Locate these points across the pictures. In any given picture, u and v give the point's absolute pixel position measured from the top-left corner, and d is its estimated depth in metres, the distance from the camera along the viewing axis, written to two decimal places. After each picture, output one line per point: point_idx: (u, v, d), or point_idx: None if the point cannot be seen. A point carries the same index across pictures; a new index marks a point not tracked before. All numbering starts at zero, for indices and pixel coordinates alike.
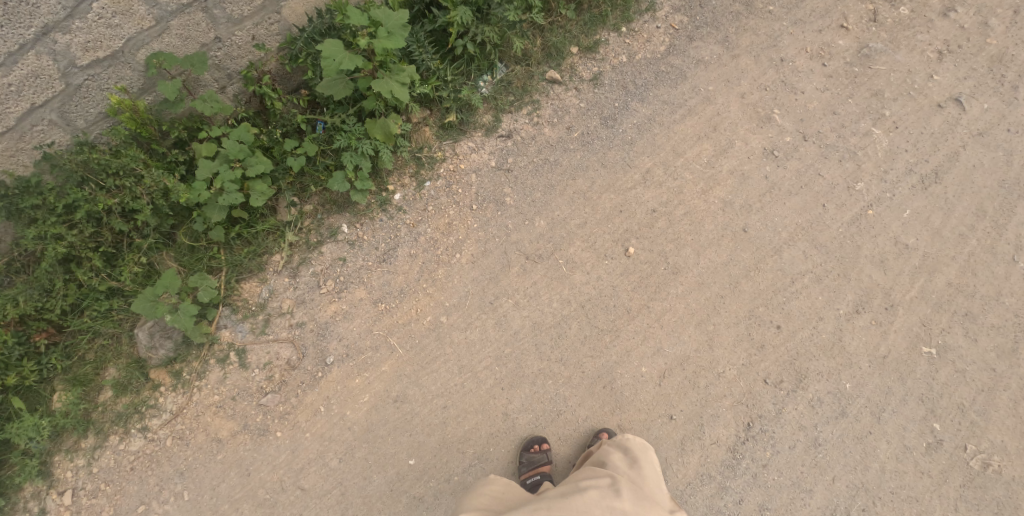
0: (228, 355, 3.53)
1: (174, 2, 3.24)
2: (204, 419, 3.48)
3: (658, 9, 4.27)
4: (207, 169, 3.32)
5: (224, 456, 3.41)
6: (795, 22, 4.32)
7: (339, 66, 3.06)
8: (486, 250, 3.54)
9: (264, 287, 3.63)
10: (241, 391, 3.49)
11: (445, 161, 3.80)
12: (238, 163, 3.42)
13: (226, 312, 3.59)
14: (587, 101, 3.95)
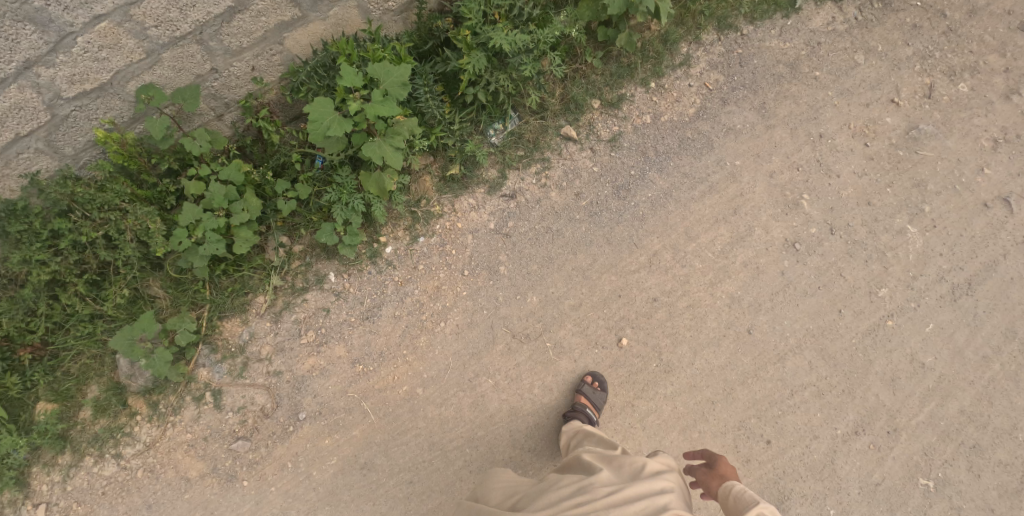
0: (204, 394, 3.47)
1: (166, 35, 3.07)
2: (175, 456, 3.43)
3: (693, 64, 3.95)
4: (189, 217, 3.24)
5: (191, 496, 3.39)
6: (842, 92, 3.96)
7: (325, 130, 2.93)
8: (472, 322, 3.40)
9: (245, 329, 3.55)
10: (213, 433, 3.44)
11: (442, 217, 3.63)
12: (223, 210, 3.34)
13: (206, 351, 3.52)
14: (601, 165, 3.69)
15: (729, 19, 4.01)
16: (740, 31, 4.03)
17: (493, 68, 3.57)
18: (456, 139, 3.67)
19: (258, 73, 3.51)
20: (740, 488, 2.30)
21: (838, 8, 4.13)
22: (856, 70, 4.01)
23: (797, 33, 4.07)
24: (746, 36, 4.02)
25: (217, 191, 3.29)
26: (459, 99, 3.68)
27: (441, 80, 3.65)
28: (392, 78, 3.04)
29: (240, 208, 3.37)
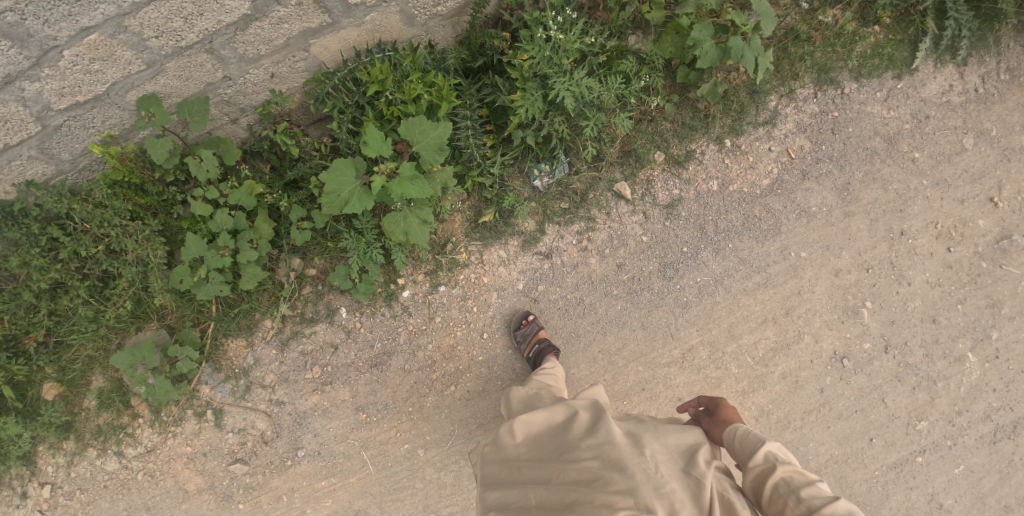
0: (205, 410, 3.33)
1: (168, 45, 2.68)
2: (173, 467, 3.35)
3: (779, 124, 3.48)
4: (191, 252, 2.92)
5: (188, 508, 3.34)
6: (937, 182, 3.48)
7: (343, 205, 2.51)
8: (484, 390, 3.22)
9: (250, 352, 3.37)
10: (212, 449, 3.34)
11: (467, 267, 3.33)
12: (229, 247, 3.00)
13: (209, 369, 3.34)
14: (652, 236, 3.35)
15: (831, 73, 3.52)
16: (841, 88, 3.53)
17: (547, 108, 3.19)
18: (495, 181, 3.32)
19: (277, 80, 3.12)
20: (738, 425, 2.23)
21: (959, 75, 3.54)
22: (960, 157, 3.50)
23: (905, 99, 3.54)
24: (847, 96, 3.53)
25: (225, 223, 2.99)
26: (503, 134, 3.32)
27: (486, 110, 3.25)
28: (429, 141, 2.65)
29: (249, 239, 3.08)
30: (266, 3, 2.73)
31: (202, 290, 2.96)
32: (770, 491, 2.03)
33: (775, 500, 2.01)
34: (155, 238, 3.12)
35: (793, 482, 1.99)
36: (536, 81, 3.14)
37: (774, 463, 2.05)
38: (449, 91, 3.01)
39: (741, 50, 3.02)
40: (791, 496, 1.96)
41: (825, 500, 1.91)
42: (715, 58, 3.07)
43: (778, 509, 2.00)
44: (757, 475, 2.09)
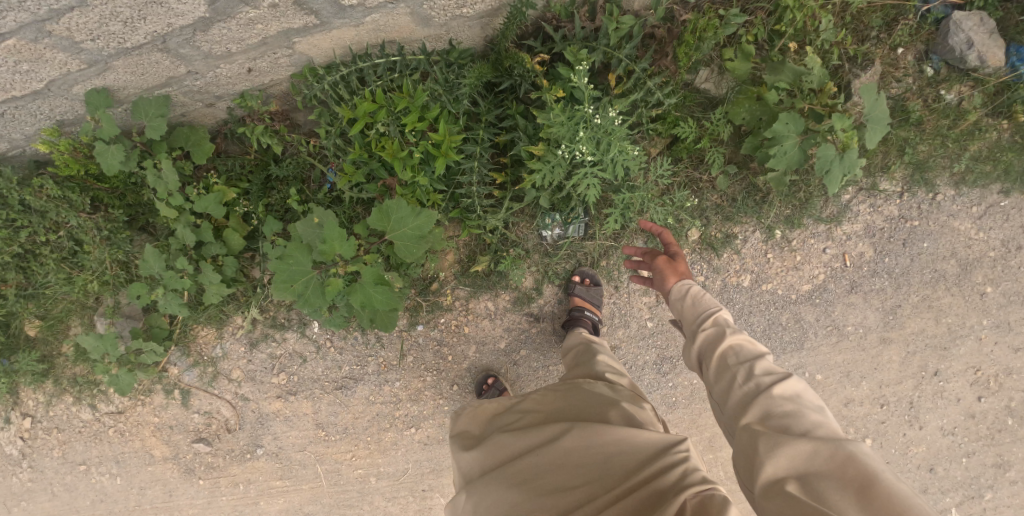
0: (173, 389, 3.25)
1: (111, 45, 2.25)
2: (141, 432, 3.34)
3: (845, 222, 2.98)
4: (150, 269, 2.71)
5: (154, 469, 3.38)
6: (997, 324, 3.01)
7: (298, 298, 2.34)
8: (444, 439, 3.17)
9: (219, 344, 3.22)
10: (179, 424, 3.32)
11: (450, 311, 3.13)
12: (189, 269, 2.76)
13: (177, 353, 3.20)
14: (658, 325, 3.05)
15: (928, 171, 2.92)
16: (934, 192, 2.96)
17: (566, 171, 2.82)
18: (496, 230, 2.98)
19: (257, 73, 2.66)
20: (694, 286, 2.16)
21: None
22: None
23: (1003, 221, 2.96)
24: (937, 204, 2.96)
25: (188, 238, 2.73)
26: (513, 180, 2.99)
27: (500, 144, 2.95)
28: (404, 233, 2.41)
29: (216, 253, 2.84)
30: (229, 4, 2.24)
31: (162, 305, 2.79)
32: (717, 360, 1.90)
33: (721, 370, 1.88)
34: (115, 236, 2.90)
35: (741, 352, 1.86)
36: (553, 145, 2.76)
37: (725, 329, 1.94)
38: (447, 149, 2.68)
39: (829, 162, 2.50)
40: (737, 365, 1.83)
41: (770, 371, 1.77)
42: (795, 161, 2.58)
43: (722, 382, 1.85)
44: (706, 343, 1.96)
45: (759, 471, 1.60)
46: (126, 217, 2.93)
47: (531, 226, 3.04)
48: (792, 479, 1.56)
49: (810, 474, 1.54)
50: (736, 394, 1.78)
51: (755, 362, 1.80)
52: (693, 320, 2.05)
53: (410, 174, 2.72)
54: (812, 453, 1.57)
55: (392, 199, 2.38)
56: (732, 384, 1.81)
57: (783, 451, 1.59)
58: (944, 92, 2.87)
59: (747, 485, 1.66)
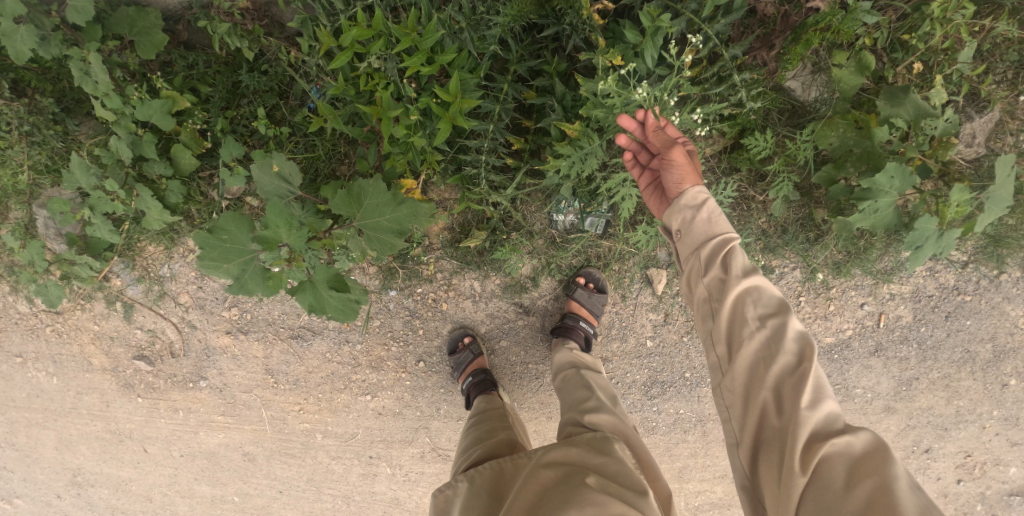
0: (116, 300, 2.75)
1: None
2: (79, 337, 2.83)
3: (895, 281, 2.64)
4: (76, 183, 2.24)
5: (92, 377, 2.90)
6: (1006, 416, 2.78)
7: (233, 285, 2.06)
8: (401, 412, 2.90)
9: (167, 264, 2.71)
10: (121, 337, 2.83)
11: (430, 283, 2.76)
12: (119, 193, 2.28)
13: (120, 264, 2.67)
14: (657, 346, 2.80)
15: (1004, 246, 2.51)
16: (999, 269, 2.58)
17: (599, 161, 2.36)
18: (498, 206, 2.55)
19: None
20: (704, 193, 1.81)
21: None
22: None
23: None
24: (997, 282, 2.61)
25: (123, 152, 2.23)
26: (531, 150, 2.53)
27: (529, 99, 2.45)
28: (376, 224, 2.11)
29: (159, 174, 2.34)
30: None
31: (92, 228, 2.36)
32: (732, 313, 1.67)
33: (735, 328, 1.66)
34: (41, 133, 2.34)
35: (762, 306, 1.64)
36: (584, 131, 2.29)
37: (744, 272, 1.69)
38: (457, 111, 2.17)
39: (924, 238, 2.10)
40: (758, 326, 1.63)
41: (795, 339, 1.61)
42: (885, 222, 2.14)
43: (737, 345, 1.64)
44: (717, 285, 1.70)
45: (790, 471, 1.50)
46: (59, 106, 2.36)
47: (545, 209, 2.62)
48: (823, 477, 1.48)
49: (838, 474, 1.48)
50: (750, 348, 1.62)
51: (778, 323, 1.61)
52: (700, 247, 1.75)
53: (403, 131, 2.24)
54: (841, 446, 1.51)
55: (367, 182, 2.07)
56: (744, 340, 1.63)
57: (818, 451, 1.50)
58: None
59: (766, 475, 1.55)
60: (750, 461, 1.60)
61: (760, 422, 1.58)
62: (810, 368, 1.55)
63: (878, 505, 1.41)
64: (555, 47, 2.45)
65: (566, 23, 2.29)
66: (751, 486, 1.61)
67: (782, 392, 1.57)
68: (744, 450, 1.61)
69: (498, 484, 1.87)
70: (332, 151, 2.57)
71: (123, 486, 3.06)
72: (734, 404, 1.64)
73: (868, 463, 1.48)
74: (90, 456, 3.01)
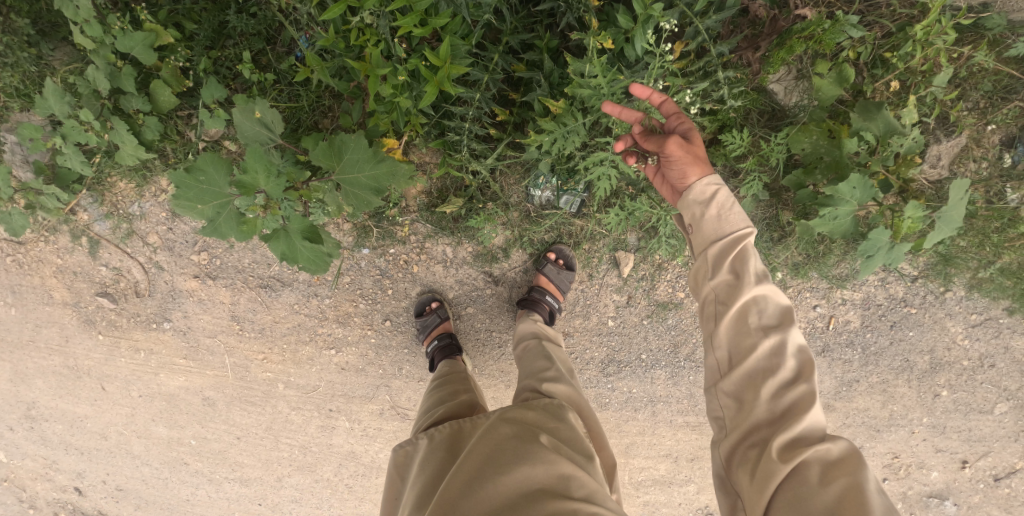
0: (81, 235, 2.73)
1: None
2: (41, 270, 2.81)
3: (848, 288, 2.76)
4: (49, 109, 2.22)
5: (52, 311, 2.88)
6: (934, 424, 2.94)
7: (206, 225, 2.07)
8: (363, 369, 2.96)
9: (138, 202, 2.70)
10: (84, 272, 2.81)
11: (402, 244, 2.80)
12: (94, 125, 2.25)
13: (89, 198, 2.66)
14: (618, 325, 2.89)
15: (953, 265, 2.64)
16: (945, 286, 2.71)
17: (581, 141, 2.40)
18: (477, 174, 2.59)
19: None
20: (719, 187, 1.82)
21: None
22: (979, 415, 2.90)
23: (992, 335, 2.78)
24: (943, 298, 2.74)
25: (100, 83, 2.20)
26: (515, 123, 2.56)
27: (518, 71, 2.46)
28: (355, 179, 2.13)
29: (136, 108, 2.31)
30: None
31: (61, 157, 2.33)
32: (737, 319, 1.71)
33: (738, 335, 1.71)
34: (15, 54, 2.30)
35: (767, 316, 1.68)
36: (569, 109, 2.33)
37: (755, 280, 1.71)
38: (444, 77, 2.17)
39: (876, 248, 2.22)
40: (761, 336, 1.68)
41: (795, 352, 1.67)
42: (843, 229, 2.25)
43: (739, 351, 1.69)
44: (725, 287, 1.74)
45: (769, 470, 1.58)
46: (34, 28, 2.31)
47: (523, 182, 2.67)
48: (799, 476, 1.56)
49: (813, 474, 1.56)
50: (753, 358, 1.67)
51: (782, 335, 1.66)
52: (713, 245, 1.77)
53: (389, 90, 2.23)
54: (819, 451, 1.58)
55: (349, 137, 2.08)
56: (746, 347, 1.69)
57: (798, 453, 1.58)
58: (1010, 190, 2.51)
59: (743, 470, 1.63)
60: (729, 456, 1.67)
61: (748, 425, 1.65)
62: (807, 382, 1.62)
63: (848, 503, 1.50)
64: (549, 22, 2.45)
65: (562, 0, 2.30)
66: (727, 479, 1.70)
67: (775, 401, 1.64)
68: (727, 445, 1.68)
69: (455, 440, 1.95)
70: (317, 102, 2.56)
71: (79, 422, 3.08)
72: (725, 404, 1.70)
73: (842, 468, 1.56)
74: (45, 390, 3.02)
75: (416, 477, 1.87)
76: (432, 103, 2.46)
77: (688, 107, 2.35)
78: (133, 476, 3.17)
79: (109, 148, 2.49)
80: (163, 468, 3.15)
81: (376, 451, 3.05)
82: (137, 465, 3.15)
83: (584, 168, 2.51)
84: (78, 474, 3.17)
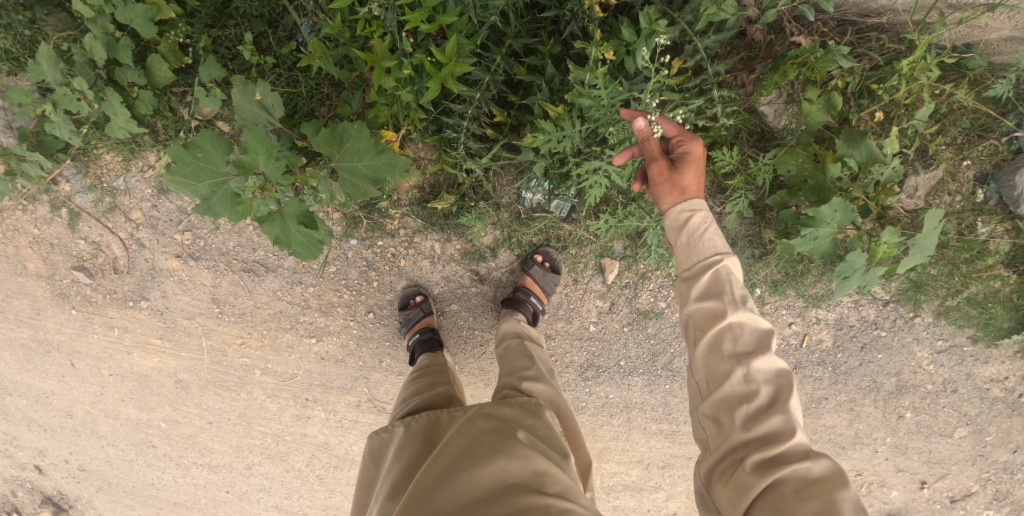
0: (61, 206, 2.68)
1: None
2: (16, 239, 2.74)
3: (823, 308, 2.85)
4: (40, 75, 2.17)
5: (24, 282, 2.81)
6: (897, 444, 3.04)
7: (200, 204, 2.05)
8: (342, 360, 2.94)
9: (124, 177, 2.65)
10: (60, 244, 2.75)
11: (391, 237, 2.80)
12: (87, 94, 2.21)
13: (72, 168, 2.61)
14: (599, 331, 2.93)
15: (923, 292, 2.76)
16: (915, 312, 2.83)
17: (576, 147, 2.45)
18: (471, 173, 2.62)
19: None
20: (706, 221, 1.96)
21: None
22: (939, 438, 3.02)
23: (956, 362, 2.90)
24: (911, 323, 2.85)
25: (97, 53, 2.17)
26: (512, 125, 2.60)
27: (518, 74, 2.50)
28: (354, 167, 2.14)
29: (131, 82, 2.27)
30: None
31: (49, 125, 2.29)
32: (717, 342, 1.80)
33: (718, 358, 1.79)
34: (9, 16, 2.25)
35: (746, 341, 1.77)
36: (567, 115, 2.37)
37: (731, 307, 1.80)
38: (448, 73, 2.20)
39: (853, 269, 2.30)
40: (741, 361, 1.76)
41: (772, 377, 1.73)
42: (822, 250, 2.34)
43: (714, 375, 1.77)
44: (708, 312, 1.83)
45: (746, 488, 1.63)
46: None
47: (515, 183, 2.70)
48: (777, 491, 1.60)
49: (790, 489, 1.60)
50: (734, 380, 1.74)
51: (760, 358, 1.75)
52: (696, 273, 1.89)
53: (392, 83, 2.25)
54: (798, 469, 1.62)
55: (351, 126, 2.09)
56: (727, 369, 1.76)
57: (775, 470, 1.62)
58: (981, 224, 2.64)
59: (722, 487, 1.69)
60: (709, 474, 1.74)
61: (726, 446, 1.71)
62: (785, 403, 1.69)
63: None
64: (552, 29, 2.51)
65: (567, 9, 2.36)
66: (707, 494, 1.75)
67: (755, 423, 1.70)
68: (708, 463, 1.74)
69: (431, 430, 1.95)
70: (315, 89, 2.55)
71: (43, 399, 3.00)
72: (705, 426, 1.78)
73: (820, 485, 1.60)
74: (10, 364, 2.94)
75: (391, 465, 1.87)
76: (432, 99, 2.48)
77: (682, 121, 2.43)
78: (96, 456, 3.10)
79: (99, 119, 2.45)
80: (129, 451, 3.08)
81: (350, 443, 3.03)
82: (102, 446, 3.08)
83: (577, 174, 2.56)
84: (39, 452, 3.08)
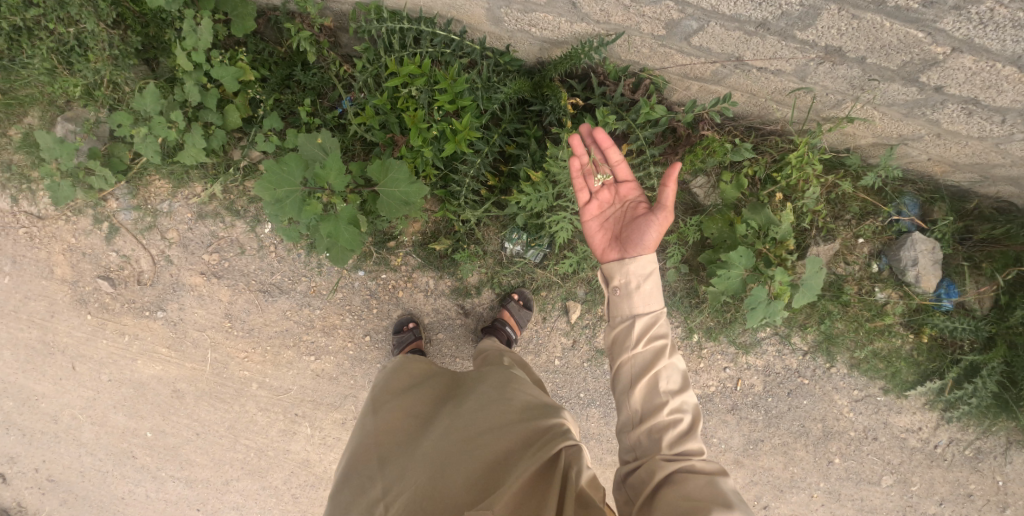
0: (104, 220, 3.18)
1: None
2: (51, 245, 3.20)
3: (753, 355, 3.33)
4: (144, 106, 2.79)
5: (48, 285, 3.23)
6: (830, 489, 3.40)
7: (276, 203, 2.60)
8: (335, 378, 3.30)
9: (168, 200, 3.19)
10: (92, 254, 3.21)
11: (394, 272, 3.30)
12: (179, 124, 2.85)
13: (124, 189, 3.15)
14: (563, 365, 3.38)
15: (835, 344, 3.29)
16: (831, 363, 3.32)
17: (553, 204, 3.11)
18: (466, 223, 3.22)
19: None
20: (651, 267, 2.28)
21: (935, 424, 3.33)
22: (867, 485, 3.40)
23: (873, 411, 3.35)
24: (829, 373, 3.33)
25: (191, 96, 2.85)
26: (501, 189, 3.26)
27: (508, 150, 3.22)
28: (393, 192, 2.74)
29: (210, 122, 2.95)
30: None
31: (138, 145, 2.85)
32: (652, 379, 2.16)
33: (651, 392, 2.16)
34: (121, 60, 2.94)
35: (673, 381, 2.16)
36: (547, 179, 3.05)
37: (666, 351, 2.20)
38: (461, 138, 2.94)
39: (758, 302, 2.86)
40: (668, 396, 2.14)
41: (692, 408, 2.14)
42: (732, 288, 2.89)
43: (647, 407, 2.14)
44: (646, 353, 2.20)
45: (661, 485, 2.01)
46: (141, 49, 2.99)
47: (502, 235, 3.28)
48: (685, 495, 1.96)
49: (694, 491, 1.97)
50: (661, 412, 2.11)
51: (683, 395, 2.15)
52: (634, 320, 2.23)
53: (420, 142, 2.97)
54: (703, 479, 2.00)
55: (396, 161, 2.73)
56: (656, 403, 2.13)
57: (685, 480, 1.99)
58: (879, 289, 3.25)
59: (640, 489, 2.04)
60: (629, 477, 2.10)
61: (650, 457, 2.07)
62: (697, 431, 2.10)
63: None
64: (537, 120, 3.27)
65: (548, 104, 3.10)
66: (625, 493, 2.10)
67: (674, 445, 2.08)
68: (630, 470, 2.10)
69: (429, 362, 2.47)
70: (348, 147, 3.23)
71: (31, 401, 3.31)
72: (633, 443, 2.13)
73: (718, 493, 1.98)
74: (12, 364, 3.29)
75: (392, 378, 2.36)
76: (444, 160, 3.16)
77: None
78: (71, 461, 3.35)
79: (166, 151, 3.05)
80: (107, 460, 3.34)
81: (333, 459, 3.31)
82: (79, 454, 3.35)
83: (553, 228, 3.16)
84: (11, 458, 3.35)
